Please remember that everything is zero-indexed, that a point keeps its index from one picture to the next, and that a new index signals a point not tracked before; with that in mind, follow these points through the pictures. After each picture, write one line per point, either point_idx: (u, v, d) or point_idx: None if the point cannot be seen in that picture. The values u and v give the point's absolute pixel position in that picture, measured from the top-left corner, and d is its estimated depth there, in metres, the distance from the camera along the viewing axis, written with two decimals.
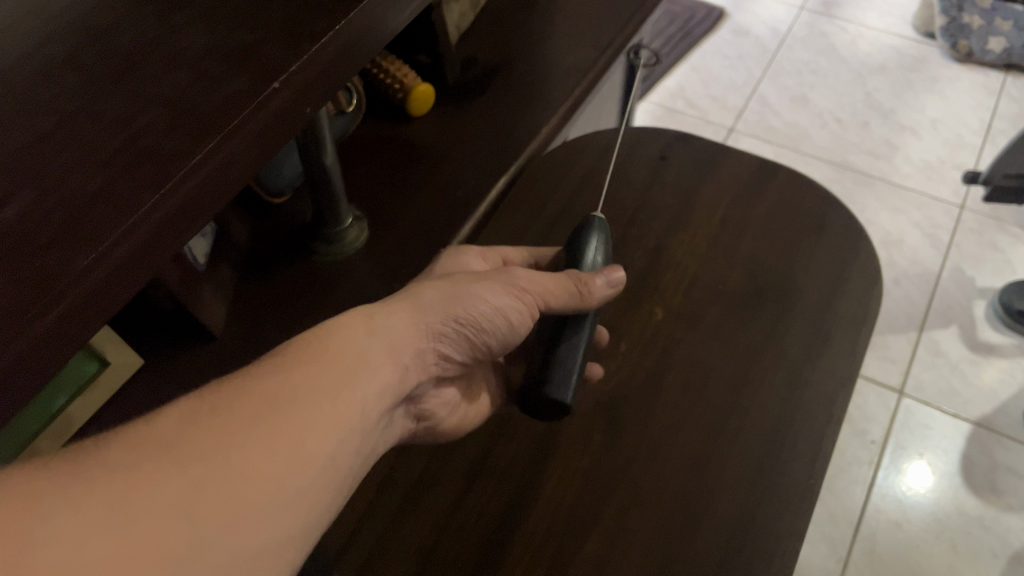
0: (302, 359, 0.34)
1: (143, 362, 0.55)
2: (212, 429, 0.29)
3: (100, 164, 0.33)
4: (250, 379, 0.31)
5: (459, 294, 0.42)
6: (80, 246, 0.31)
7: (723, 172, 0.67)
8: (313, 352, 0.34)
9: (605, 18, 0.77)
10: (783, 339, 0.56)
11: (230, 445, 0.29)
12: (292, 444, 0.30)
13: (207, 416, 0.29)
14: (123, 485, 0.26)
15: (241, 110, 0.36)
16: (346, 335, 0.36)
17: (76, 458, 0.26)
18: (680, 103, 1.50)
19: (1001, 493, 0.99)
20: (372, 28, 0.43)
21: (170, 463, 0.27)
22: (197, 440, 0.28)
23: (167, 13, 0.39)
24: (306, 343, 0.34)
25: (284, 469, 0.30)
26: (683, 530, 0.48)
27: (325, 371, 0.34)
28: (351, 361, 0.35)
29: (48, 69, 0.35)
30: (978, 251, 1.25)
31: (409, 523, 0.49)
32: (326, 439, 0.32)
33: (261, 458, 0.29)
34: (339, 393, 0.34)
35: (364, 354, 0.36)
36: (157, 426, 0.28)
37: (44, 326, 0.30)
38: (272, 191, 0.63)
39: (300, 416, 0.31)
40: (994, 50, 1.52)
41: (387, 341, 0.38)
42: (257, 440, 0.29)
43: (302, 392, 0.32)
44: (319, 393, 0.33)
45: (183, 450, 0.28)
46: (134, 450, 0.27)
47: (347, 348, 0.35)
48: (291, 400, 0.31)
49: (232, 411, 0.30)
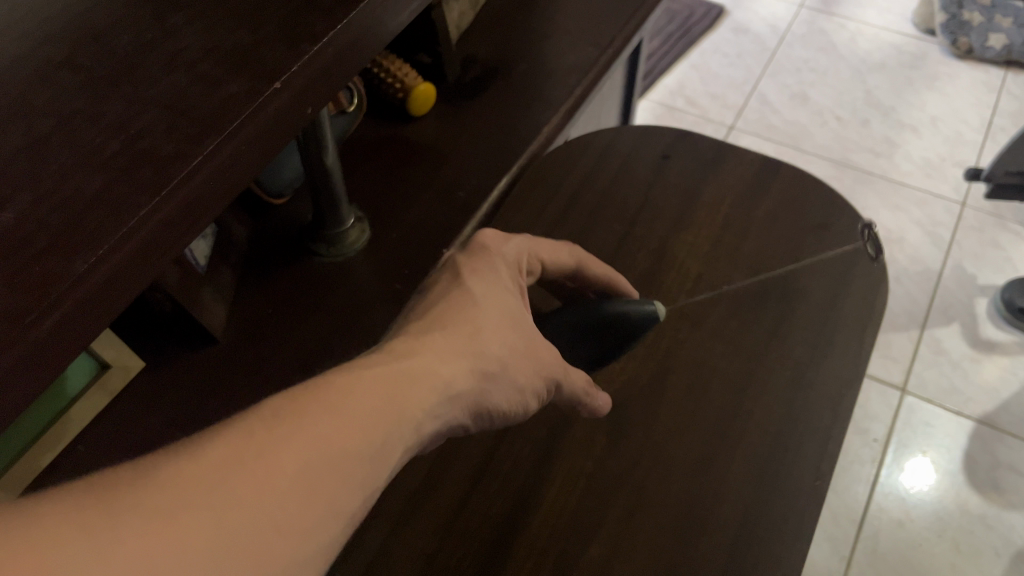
0: (358, 385, 0.31)
1: (143, 365, 0.55)
2: (253, 469, 0.26)
3: (97, 166, 0.33)
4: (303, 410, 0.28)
5: (511, 367, 0.39)
6: (78, 251, 0.30)
7: (725, 171, 0.67)
8: (369, 387, 0.31)
9: (606, 16, 0.77)
10: (787, 340, 0.56)
11: (269, 490, 0.26)
12: (335, 491, 0.27)
13: (258, 444, 0.27)
14: (148, 532, 0.23)
15: (240, 113, 0.36)
16: (402, 373, 0.33)
17: (106, 494, 0.24)
18: (680, 101, 1.50)
19: (1003, 491, 0.99)
20: (372, 29, 0.42)
21: (203, 507, 0.24)
22: (236, 483, 0.25)
23: (165, 13, 0.38)
24: (362, 376, 0.31)
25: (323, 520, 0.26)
26: (688, 533, 0.47)
27: (375, 399, 0.31)
28: (404, 398, 0.32)
29: (44, 71, 0.35)
30: (979, 248, 1.24)
31: (412, 528, 0.49)
32: (373, 477, 0.29)
33: (304, 499, 0.26)
34: (394, 423, 0.31)
35: (415, 381, 0.33)
36: (200, 454, 0.26)
37: (41, 331, 0.29)
38: (272, 192, 0.63)
39: (348, 459, 0.28)
40: (994, 47, 1.52)
41: (440, 381, 0.34)
42: (298, 484, 0.26)
43: (353, 431, 0.29)
44: (370, 433, 0.29)
45: (221, 493, 0.25)
46: (169, 489, 0.24)
47: (398, 376, 0.33)
48: (342, 441, 0.28)
49: (280, 448, 0.27)
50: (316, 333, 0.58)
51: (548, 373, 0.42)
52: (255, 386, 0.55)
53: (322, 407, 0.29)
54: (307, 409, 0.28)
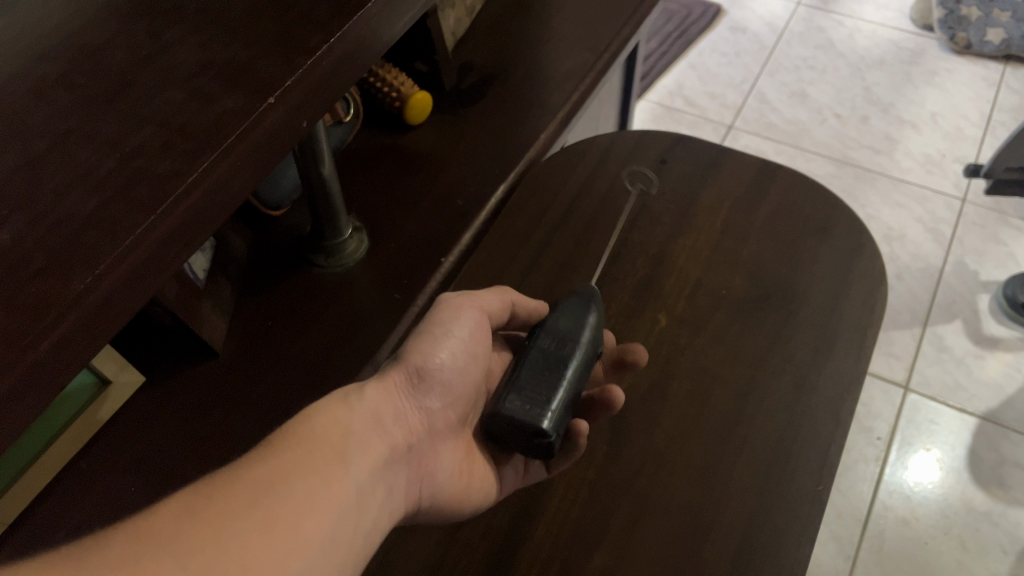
0: (292, 448, 0.36)
1: (146, 379, 0.55)
2: (206, 521, 0.30)
3: (94, 185, 0.33)
4: (238, 474, 0.33)
5: (415, 348, 0.45)
6: (75, 270, 0.30)
7: (724, 175, 0.67)
8: (292, 444, 0.36)
9: (602, 21, 0.77)
10: (788, 343, 0.56)
11: (225, 535, 0.30)
12: (285, 529, 0.32)
13: (211, 504, 0.31)
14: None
15: (235, 129, 0.35)
16: (321, 425, 0.38)
17: (82, 556, 0.28)
18: (679, 101, 1.49)
19: (1008, 487, 0.99)
20: (367, 41, 0.42)
21: (170, 554, 0.29)
22: (193, 532, 0.30)
23: (160, 28, 0.38)
24: (282, 438, 0.36)
25: (279, 553, 0.31)
26: (692, 541, 0.47)
27: (311, 458, 0.36)
28: (328, 448, 0.37)
29: (40, 90, 0.35)
30: (980, 244, 1.24)
31: (415, 538, 0.49)
32: (319, 523, 0.33)
33: (258, 545, 0.31)
34: (331, 479, 0.36)
35: (347, 439, 0.38)
36: (159, 517, 0.30)
37: (39, 353, 0.29)
38: (270, 204, 0.63)
39: (289, 503, 0.33)
40: (993, 41, 1.52)
41: (361, 431, 0.39)
42: (251, 528, 0.31)
43: (288, 481, 0.34)
44: (304, 481, 0.34)
45: (182, 543, 0.29)
46: (137, 545, 0.29)
47: (329, 435, 0.38)
48: (277, 490, 0.33)
49: (224, 503, 0.31)
50: (317, 344, 0.58)
51: (449, 328, 0.46)
52: (255, 400, 0.55)
53: (260, 471, 0.34)
54: (242, 472, 0.33)
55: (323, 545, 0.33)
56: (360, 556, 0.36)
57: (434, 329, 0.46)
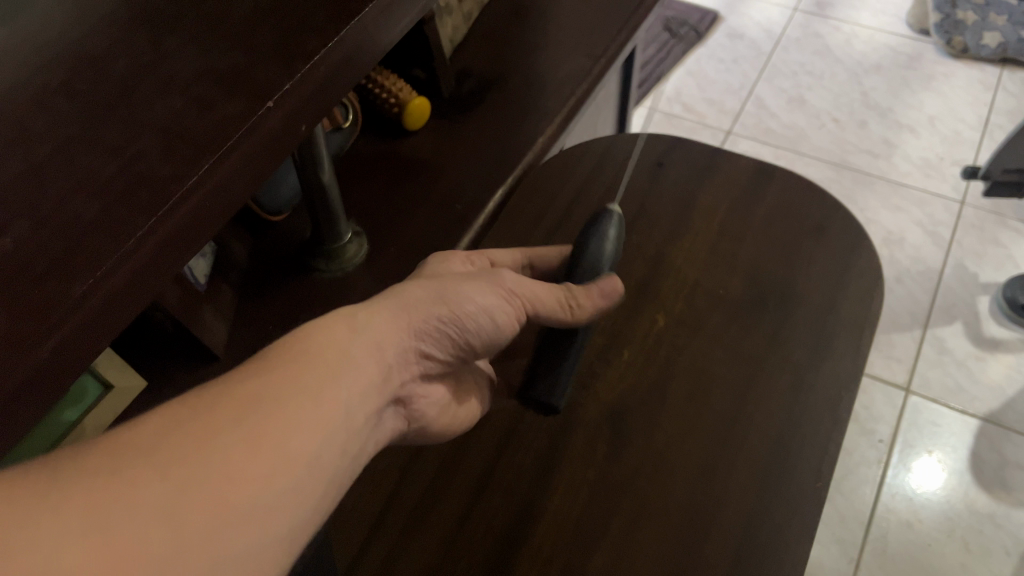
0: (290, 360, 0.32)
1: (146, 385, 0.55)
2: (191, 434, 0.28)
3: (95, 190, 0.33)
4: (228, 386, 0.30)
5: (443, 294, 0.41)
6: (77, 273, 0.31)
7: (720, 177, 0.67)
8: (288, 358, 0.33)
9: (598, 27, 0.77)
10: (786, 343, 0.56)
11: (211, 448, 0.27)
12: (274, 446, 0.29)
13: (193, 418, 0.28)
14: (102, 488, 0.25)
15: (234, 134, 0.36)
16: (322, 337, 0.34)
17: (54, 464, 0.25)
18: (677, 107, 1.50)
19: (1012, 489, 0.98)
20: (364, 46, 0.43)
21: (149, 467, 0.26)
22: (179, 445, 0.27)
23: (161, 36, 0.39)
24: (278, 348, 0.33)
25: (266, 472, 0.28)
26: (691, 539, 0.47)
27: (310, 370, 0.33)
28: (327, 361, 0.34)
29: (41, 97, 0.35)
30: (980, 246, 1.24)
31: (417, 540, 0.49)
32: (310, 437, 0.31)
33: (242, 460, 0.28)
34: (326, 393, 0.32)
35: (352, 350, 0.35)
36: (136, 430, 0.27)
37: (42, 356, 0.29)
38: (270, 210, 0.63)
39: (280, 418, 0.30)
40: (990, 45, 1.52)
41: (365, 348, 0.36)
42: (239, 443, 0.28)
43: (281, 395, 0.31)
44: (298, 397, 0.31)
45: (167, 456, 0.27)
46: (114, 457, 0.26)
47: (331, 345, 0.34)
48: (270, 403, 0.30)
49: (209, 418, 0.28)
50: None
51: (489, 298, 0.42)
52: None
53: (251, 383, 0.31)
54: (231, 384, 0.30)
55: (310, 464, 0.30)
56: (349, 473, 0.33)
57: (482, 305, 0.42)
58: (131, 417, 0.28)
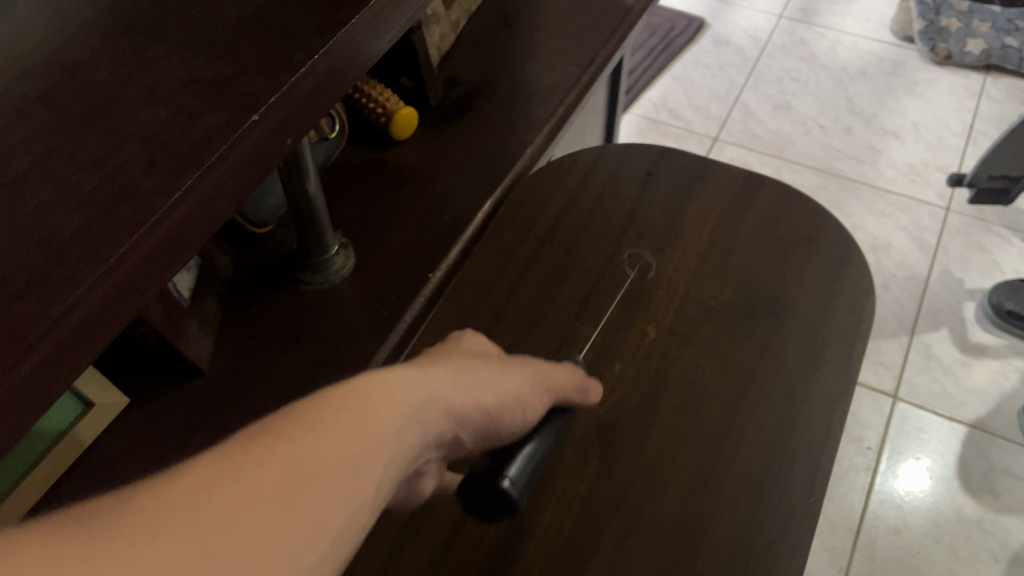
0: (343, 412, 0.30)
1: (128, 403, 0.54)
2: (229, 492, 0.25)
3: (74, 206, 0.32)
4: (279, 434, 0.28)
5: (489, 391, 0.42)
6: (55, 291, 0.30)
7: (710, 186, 0.67)
8: (343, 405, 0.30)
9: (586, 36, 0.77)
10: (777, 355, 0.56)
11: (243, 512, 0.25)
12: (309, 513, 0.27)
13: (235, 474, 0.26)
14: (125, 554, 0.23)
15: (218, 146, 0.35)
16: (377, 392, 0.32)
17: (88, 519, 0.24)
18: (664, 114, 1.50)
19: (999, 495, 0.99)
20: (353, 56, 0.42)
21: (178, 531, 0.24)
22: (218, 505, 0.25)
23: (144, 45, 0.38)
24: (324, 398, 0.30)
25: (289, 545, 0.26)
26: (683, 554, 0.47)
27: (361, 423, 0.30)
28: (379, 420, 0.31)
29: (20, 110, 0.34)
30: (965, 253, 1.25)
31: (406, 559, 0.48)
32: (351, 503, 0.28)
33: (275, 525, 0.26)
34: (373, 451, 0.30)
35: (404, 409, 0.33)
36: (176, 482, 0.25)
37: (19, 375, 0.29)
38: (255, 221, 0.63)
39: (324, 482, 0.28)
40: (973, 52, 1.54)
41: (412, 414, 0.33)
42: (275, 505, 0.26)
43: (329, 456, 0.28)
44: (339, 459, 0.29)
45: (199, 518, 0.24)
46: (136, 519, 0.24)
47: (387, 403, 0.32)
48: (314, 460, 0.28)
49: (251, 475, 0.26)
50: (302, 362, 0.57)
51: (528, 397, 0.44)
52: (247, 403, 0.55)
53: (305, 433, 0.28)
54: (283, 438, 0.28)
55: (343, 538, 0.27)
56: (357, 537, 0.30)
57: (516, 396, 0.43)
58: (178, 465, 0.26)
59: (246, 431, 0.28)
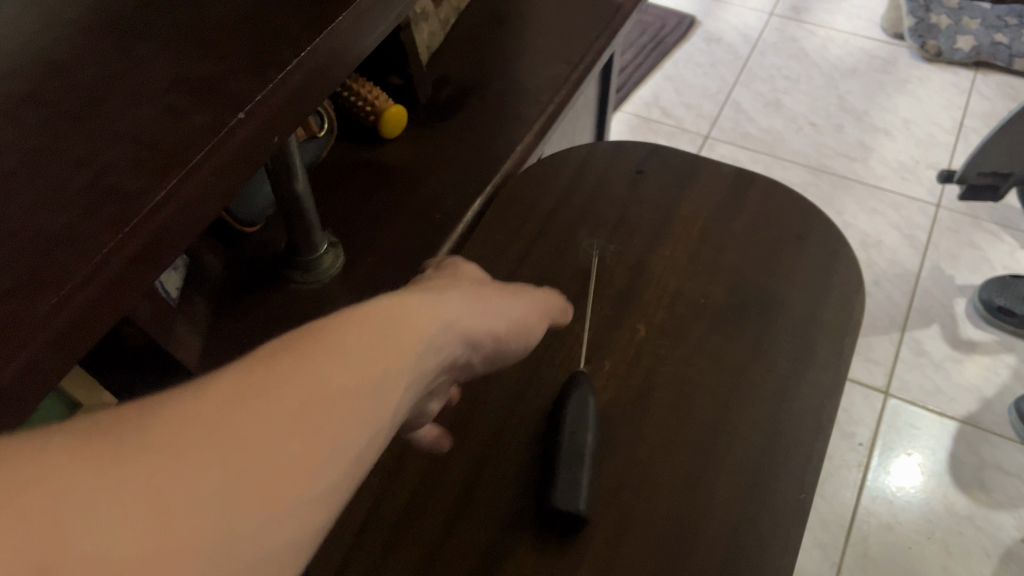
0: (314, 362, 0.25)
1: (116, 402, 0.53)
2: (185, 447, 0.21)
3: (60, 206, 0.32)
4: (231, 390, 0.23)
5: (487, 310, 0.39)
6: (41, 291, 0.29)
7: (700, 184, 0.67)
8: (319, 346, 0.26)
9: (576, 34, 0.77)
10: (768, 352, 0.56)
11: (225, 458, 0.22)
12: (311, 455, 0.23)
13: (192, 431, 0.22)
14: (129, 477, 0.20)
15: (205, 145, 0.35)
16: (349, 337, 0.27)
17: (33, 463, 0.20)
18: (655, 112, 1.50)
19: (990, 490, 0.99)
20: (340, 53, 0.42)
21: (140, 481, 0.20)
22: (174, 456, 0.21)
23: (130, 44, 0.38)
24: (283, 346, 0.25)
25: (272, 487, 0.22)
26: (675, 552, 0.47)
27: (377, 355, 0.27)
28: (386, 358, 0.28)
29: (4, 109, 0.34)
30: (956, 249, 1.25)
31: (397, 559, 0.48)
32: (354, 449, 0.25)
33: (249, 498, 0.22)
34: (401, 379, 0.28)
35: (434, 324, 0.32)
36: (124, 432, 0.21)
37: (7, 375, 0.28)
38: (243, 220, 0.63)
39: (324, 426, 0.24)
40: (963, 49, 1.54)
41: (450, 340, 0.33)
42: (261, 456, 0.22)
43: (325, 394, 0.25)
44: (359, 387, 0.26)
45: (174, 460, 0.21)
46: (71, 475, 0.20)
47: (418, 321, 0.31)
48: (294, 413, 0.24)
49: (225, 428, 0.22)
50: None
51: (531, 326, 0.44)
52: None
53: (289, 373, 0.24)
54: (255, 394, 0.23)
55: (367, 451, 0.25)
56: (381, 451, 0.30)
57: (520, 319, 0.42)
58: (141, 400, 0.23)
59: (228, 366, 0.25)
